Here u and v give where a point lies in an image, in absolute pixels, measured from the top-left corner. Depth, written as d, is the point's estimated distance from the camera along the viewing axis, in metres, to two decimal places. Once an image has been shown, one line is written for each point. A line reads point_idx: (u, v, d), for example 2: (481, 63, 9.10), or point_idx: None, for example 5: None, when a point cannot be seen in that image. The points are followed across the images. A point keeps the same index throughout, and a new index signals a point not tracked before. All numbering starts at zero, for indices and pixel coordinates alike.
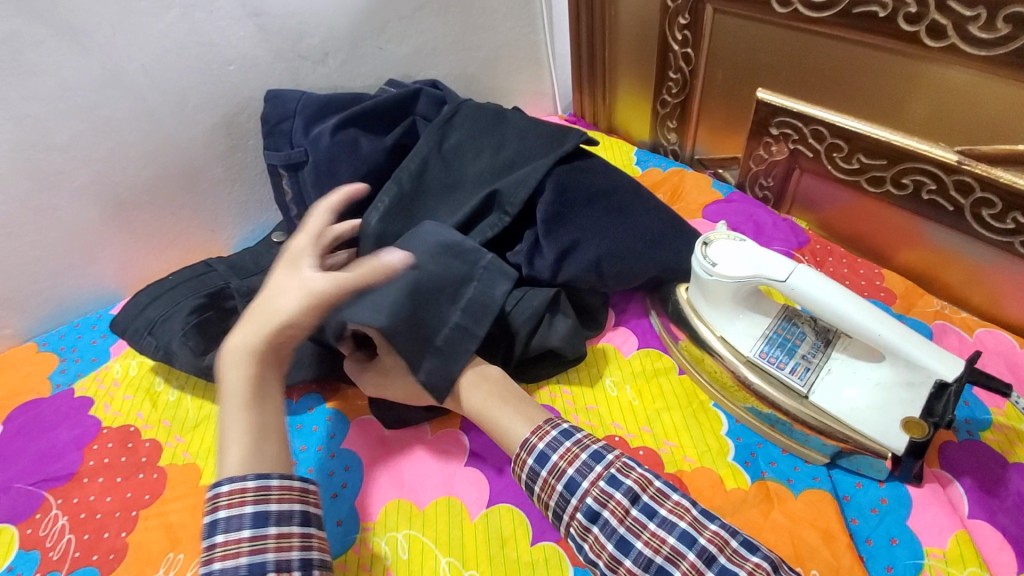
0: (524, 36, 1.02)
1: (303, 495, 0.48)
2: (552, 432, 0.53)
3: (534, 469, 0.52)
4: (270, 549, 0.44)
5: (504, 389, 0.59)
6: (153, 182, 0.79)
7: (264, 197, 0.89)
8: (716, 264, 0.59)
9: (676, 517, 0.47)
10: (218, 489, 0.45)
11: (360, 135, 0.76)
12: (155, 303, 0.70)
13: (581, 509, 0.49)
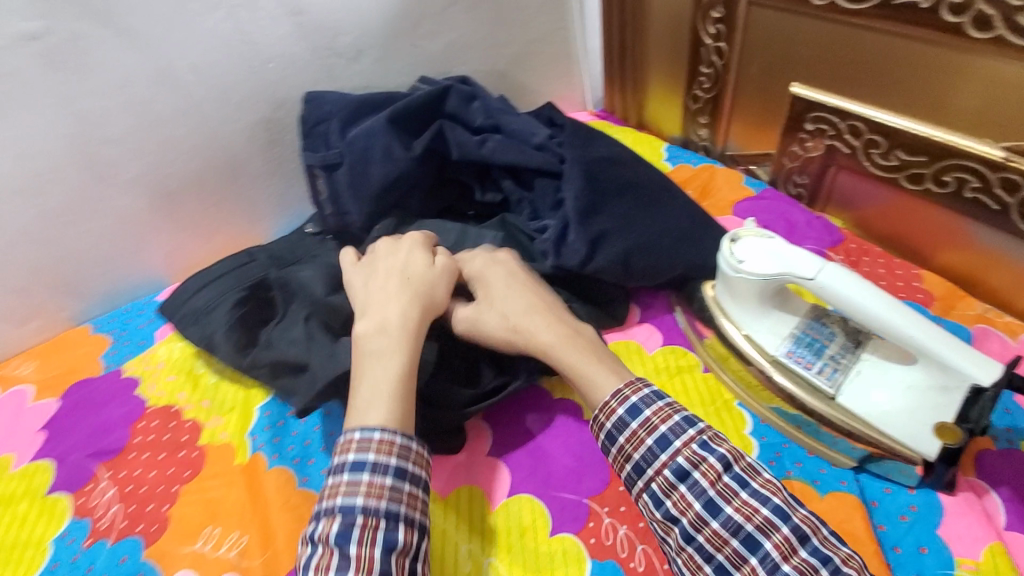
0: (555, 30, 1.02)
1: (362, 444, 0.51)
2: (646, 389, 0.54)
3: (624, 419, 0.52)
4: (383, 496, 0.49)
5: (593, 346, 0.59)
6: (198, 173, 0.83)
7: (301, 190, 0.92)
8: (743, 261, 0.59)
9: (768, 491, 0.47)
10: (369, 436, 0.51)
11: (393, 139, 0.77)
12: (203, 291, 0.74)
13: (670, 467, 0.49)
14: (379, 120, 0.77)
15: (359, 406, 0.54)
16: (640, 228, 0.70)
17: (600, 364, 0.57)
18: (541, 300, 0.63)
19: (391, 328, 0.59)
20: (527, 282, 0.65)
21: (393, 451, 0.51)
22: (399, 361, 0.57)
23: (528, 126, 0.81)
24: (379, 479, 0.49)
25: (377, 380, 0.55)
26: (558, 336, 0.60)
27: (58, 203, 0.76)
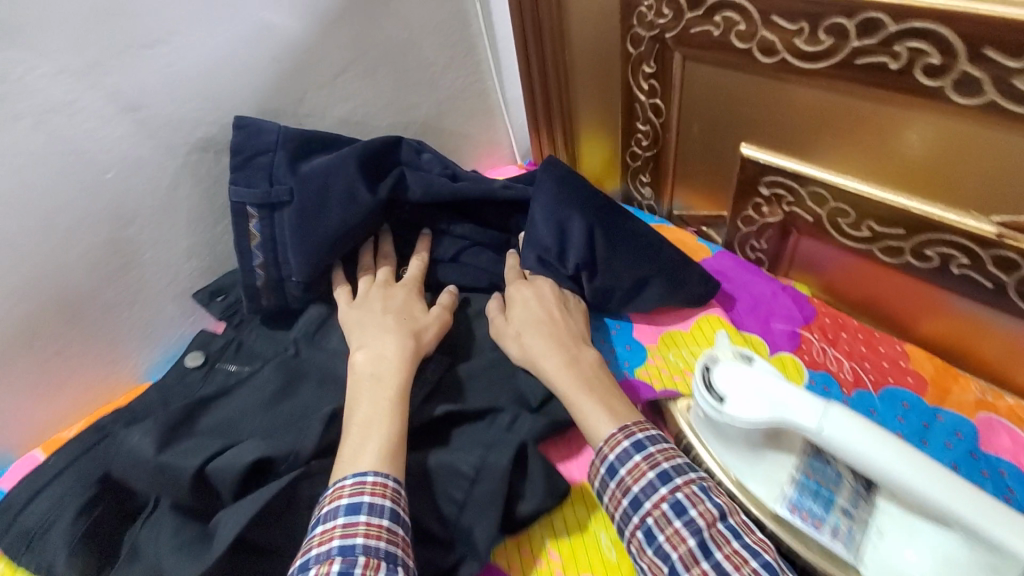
0: (468, 85, 0.89)
1: (355, 489, 0.48)
2: (653, 428, 0.53)
3: (629, 451, 0.50)
4: (360, 533, 0.46)
5: (596, 381, 0.59)
6: (29, 320, 0.64)
7: (178, 310, 0.75)
8: (726, 400, 0.48)
9: (760, 547, 0.45)
10: (356, 515, 0.47)
11: (359, 179, 0.68)
12: (37, 502, 0.59)
13: (667, 500, 0.47)
14: (350, 154, 0.69)
15: (347, 455, 0.52)
16: (580, 259, 0.69)
17: (594, 397, 0.57)
18: (553, 330, 0.63)
19: (389, 359, 0.60)
20: (551, 304, 0.66)
21: (386, 494, 0.49)
22: (389, 402, 0.56)
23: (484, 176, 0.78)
24: (375, 521, 0.47)
25: (371, 412, 0.55)
26: (557, 363, 0.60)
27: None
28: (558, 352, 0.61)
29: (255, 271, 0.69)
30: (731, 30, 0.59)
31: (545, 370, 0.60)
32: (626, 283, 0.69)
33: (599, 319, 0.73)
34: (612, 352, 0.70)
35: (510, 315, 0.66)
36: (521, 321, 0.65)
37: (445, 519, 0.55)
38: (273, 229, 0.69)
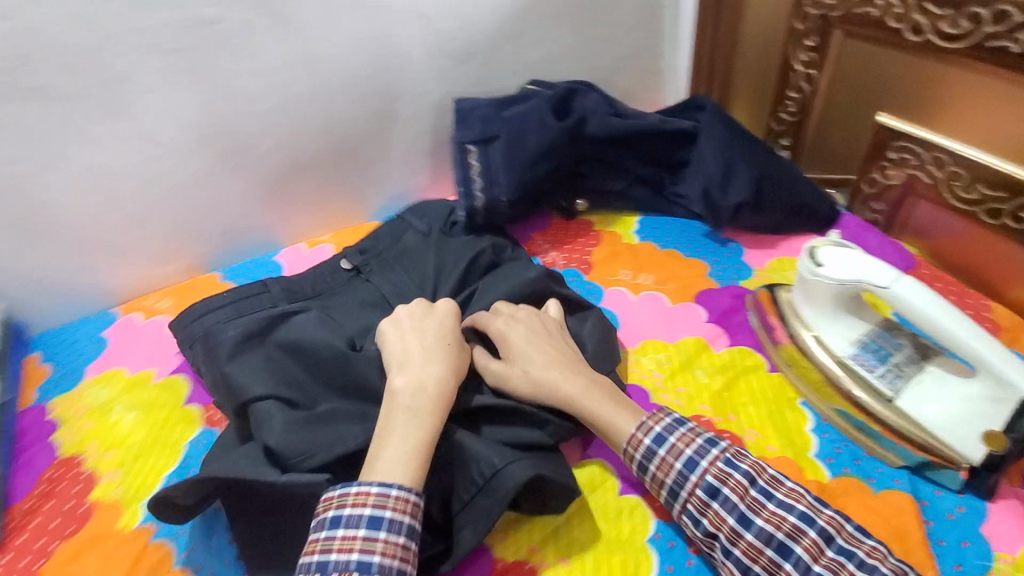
0: (646, 47, 1.05)
1: (379, 500, 0.51)
2: (666, 419, 0.58)
3: (651, 448, 0.57)
4: (377, 551, 0.49)
5: (612, 393, 0.62)
6: (320, 152, 0.89)
7: (402, 176, 0.97)
8: (821, 266, 0.65)
9: (793, 499, 0.52)
10: (388, 490, 0.51)
11: (548, 117, 0.88)
12: (209, 314, 0.73)
13: (701, 485, 0.54)
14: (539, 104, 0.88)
15: (376, 457, 0.54)
16: (742, 193, 0.85)
17: (617, 406, 0.61)
18: (557, 346, 0.65)
19: (428, 389, 0.58)
20: (553, 333, 0.67)
21: (405, 512, 0.51)
22: (422, 424, 0.56)
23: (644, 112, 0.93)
24: (391, 539, 0.50)
25: (404, 429, 0.55)
26: (578, 383, 0.62)
27: (199, 169, 0.82)
28: (571, 369, 0.63)
29: (474, 194, 0.86)
30: (889, 13, 0.76)
31: (558, 390, 0.62)
32: (778, 216, 0.87)
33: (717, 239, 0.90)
34: (719, 269, 0.85)
35: (514, 337, 0.66)
36: (522, 339, 0.65)
37: (450, 505, 0.58)
38: (486, 158, 0.87)
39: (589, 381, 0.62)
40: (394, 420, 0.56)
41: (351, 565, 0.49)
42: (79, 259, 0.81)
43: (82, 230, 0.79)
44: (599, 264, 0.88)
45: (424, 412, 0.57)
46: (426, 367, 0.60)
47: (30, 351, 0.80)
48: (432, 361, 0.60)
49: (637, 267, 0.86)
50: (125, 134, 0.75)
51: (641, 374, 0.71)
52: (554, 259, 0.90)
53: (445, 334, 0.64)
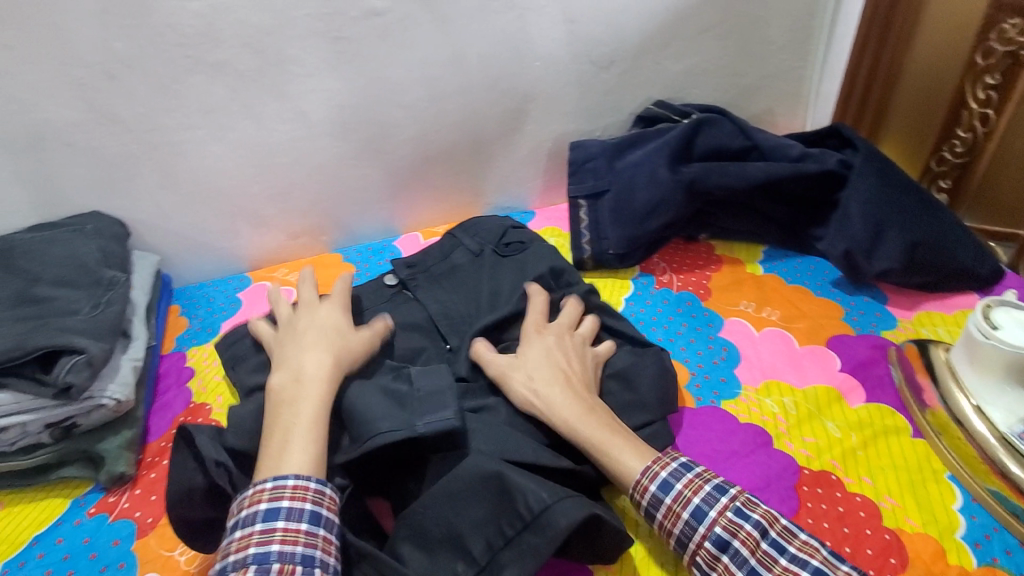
0: (793, 69, 0.99)
1: (273, 493, 0.48)
2: (674, 463, 0.53)
3: (657, 496, 0.52)
4: (275, 540, 0.46)
5: (614, 422, 0.58)
6: (451, 146, 0.90)
7: (523, 177, 0.97)
8: (995, 330, 0.61)
9: (807, 554, 0.48)
10: (284, 482, 0.49)
11: (663, 166, 0.82)
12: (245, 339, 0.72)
13: (709, 538, 0.49)
14: (655, 154, 0.83)
15: (269, 453, 0.51)
16: (889, 261, 0.77)
17: (620, 438, 0.56)
18: (561, 369, 0.62)
19: (300, 384, 0.57)
20: (573, 358, 0.64)
21: (306, 498, 0.49)
22: (313, 408, 0.55)
23: (781, 142, 0.87)
24: (293, 525, 0.47)
25: (295, 418, 0.54)
26: (580, 407, 0.58)
27: (342, 150, 0.85)
28: (570, 393, 0.59)
29: (581, 245, 0.84)
30: None
31: (562, 414, 0.58)
32: (932, 277, 0.78)
33: (855, 285, 0.82)
34: (855, 316, 0.78)
35: (534, 351, 0.64)
36: (524, 362, 0.63)
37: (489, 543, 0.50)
38: (596, 214, 0.84)
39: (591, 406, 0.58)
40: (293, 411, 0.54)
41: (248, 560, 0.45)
42: (226, 224, 0.87)
43: (233, 198, 0.85)
44: (718, 290, 0.83)
45: (313, 421, 0.54)
46: (309, 364, 0.59)
47: (174, 304, 0.87)
48: (310, 355, 0.60)
49: (761, 300, 0.81)
50: (285, 113, 0.80)
51: (763, 417, 0.66)
52: (668, 280, 0.85)
53: (342, 333, 0.64)
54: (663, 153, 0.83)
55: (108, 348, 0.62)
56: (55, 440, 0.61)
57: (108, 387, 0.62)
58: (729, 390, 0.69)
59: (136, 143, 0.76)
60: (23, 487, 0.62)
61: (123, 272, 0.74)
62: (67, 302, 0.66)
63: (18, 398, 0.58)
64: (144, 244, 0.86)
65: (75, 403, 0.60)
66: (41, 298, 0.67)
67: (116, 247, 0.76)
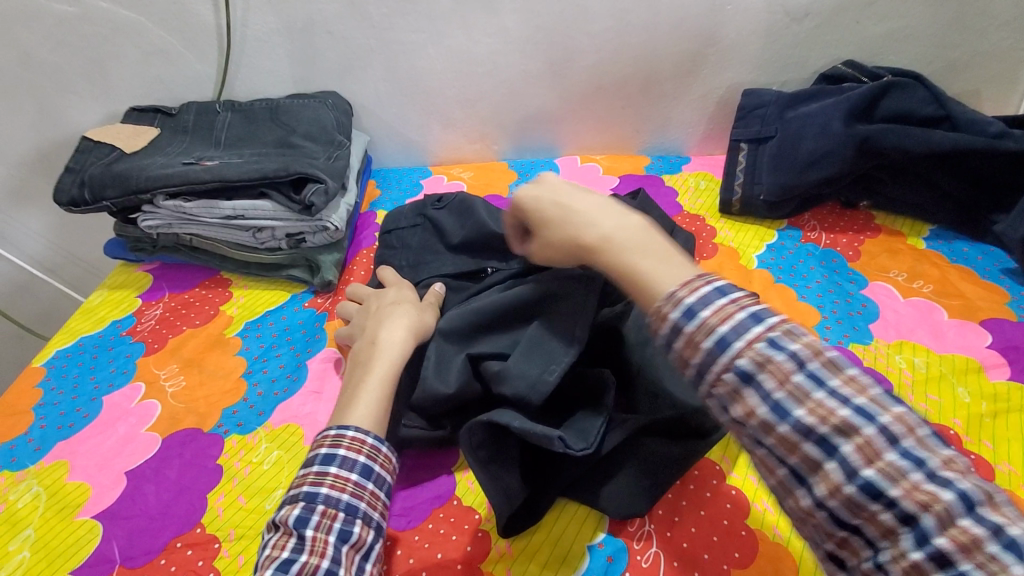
0: (1014, 50, 0.93)
1: (334, 440, 0.51)
2: (704, 285, 0.39)
3: (675, 322, 0.39)
4: (325, 484, 0.48)
5: (639, 238, 0.47)
6: (626, 79, 0.97)
7: (686, 120, 1.02)
8: None
9: (853, 392, 0.34)
10: (344, 431, 0.52)
11: (838, 118, 0.82)
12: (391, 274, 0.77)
13: (729, 370, 0.37)
14: (831, 106, 0.83)
15: (344, 407, 0.54)
16: None
17: (647, 257, 0.45)
18: (569, 206, 0.53)
19: (378, 353, 0.58)
20: (583, 196, 0.53)
21: (362, 450, 0.51)
22: (380, 378, 0.56)
23: (980, 118, 0.82)
24: (345, 474, 0.49)
25: (363, 381, 0.56)
26: (599, 235, 0.49)
27: (529, 68, 0.97)
28: (582, 225, 0.50)
29: (733, 188, 0.87)
30: None
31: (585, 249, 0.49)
32: None
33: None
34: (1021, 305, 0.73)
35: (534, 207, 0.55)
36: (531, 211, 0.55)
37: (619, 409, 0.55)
38: (755, 158, 0.87)
39: (611, 231, 0.49)
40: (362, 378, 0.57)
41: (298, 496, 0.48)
42: (423, 120, 1.04)
43: (434, 97, 1.01)
44: (869, 256, 0.81)
45: (380, 389, 0.55)
46: (385, 336, 0.60)
47: (372, 178, 1.06)
48: (384, 328, 0.61)
49: (915, 272, 0.79)
50: (491, 28, 0.92)
51: (888, 367, 0.67)
52: (816, 236, 0.85)
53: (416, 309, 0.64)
54: (840, 106, 0.83)
55: (338, 186, 0.80)
56: (289, 248, 0.82)
57: (332, 216, 0.80)
58: (859, 337, 0.70)
59: (374, 38, 0.94)
60: (260, 277, 0.84)
61: (349, 138, 0.93)
62: (310, 150, 0.86)
63: (276, 208, 0.78)
64: (360, 126, 1.05)
65: (310, 221, 0.79)
66: (295, 144, 0.87)
67: (346, 120, 0.95)
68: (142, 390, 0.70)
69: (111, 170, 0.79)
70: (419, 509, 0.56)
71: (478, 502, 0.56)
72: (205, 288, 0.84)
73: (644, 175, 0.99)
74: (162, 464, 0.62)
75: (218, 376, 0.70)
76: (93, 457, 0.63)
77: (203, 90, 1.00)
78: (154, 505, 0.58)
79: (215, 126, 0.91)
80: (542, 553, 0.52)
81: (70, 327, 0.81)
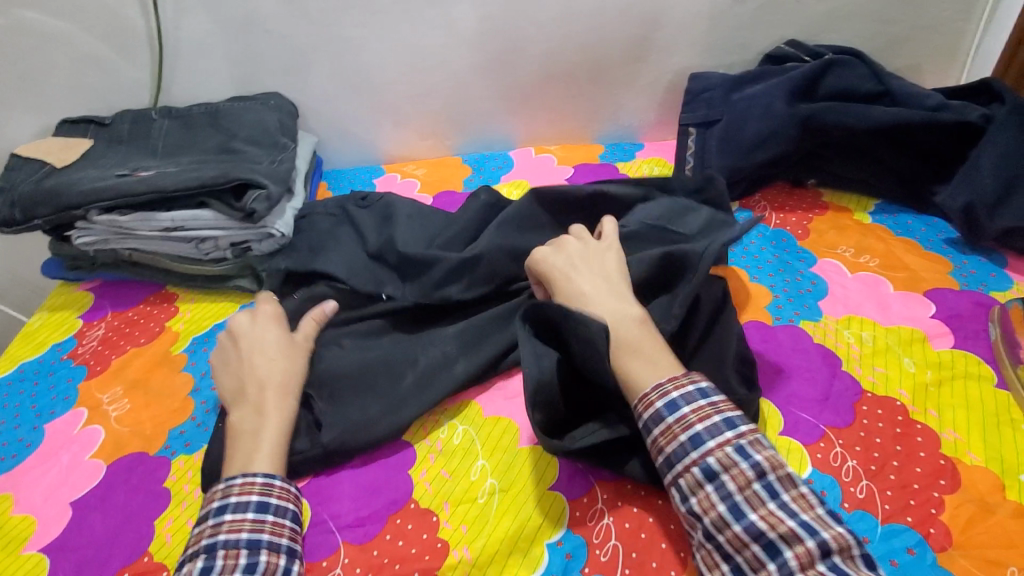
0: (952, 21, 0.95)
1: (224, 491, 0.50)
2: (690, 386, 0.50)
3: (660, 413, 0.49)
4: (222, 531, 0.48)
5: (646, 337, 0.54)
6: (575, 67, 0.96)
7: (638, 106, 1.02)
8: None
9: (799, 506, 0.45)
10: (235, 480, 0.51)
11: (782, 98, 0.83)
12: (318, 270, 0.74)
13: (698, 465, 0.47)
14: (775, 86, 0.84)
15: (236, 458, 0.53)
16: (1010, 221, 0.75)
17: (644, 360, 0.52)
18: (589, 283, 0.58)
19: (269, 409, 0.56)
20: (612, 274, 0.59)
21: (253, 492, 0.50)
22: (276, 435, 0.55)
23: (919, 91, 0.84)
24: (240, 516, 0.49)
25: (257, 434, 0.55)
26: (625, 315, 0.55)
27: (477, 60, 0.95)
28: (590, 304, 0.56)
29: (683, 172, 0.87)
30: None
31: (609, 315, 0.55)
32: None
33: (967, 248, 0.79)
34: (965, 275, 0.75)
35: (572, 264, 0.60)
36: (555, 268, 0.60)
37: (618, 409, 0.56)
38: (704, 142, 0.87)
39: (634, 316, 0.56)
40: (278, 405, 0.57)
41: (198, 551, 0.47)
42: (372, 118, 1.01)
43: (382, 95, 0.98)
44: (818, 233, 0.82)
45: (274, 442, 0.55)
46: (277, 389, 0.58)
47: (323, 180, 1.03)
48: (274, 379, 0.59)
49: (862, 247, 0.80)
50: (435, 21, 0.90)
51: (837, 343, 0.68)
52: (767, 217, 0.85)
53: (294, 352, 0.62)
54: (783, 86, 0.83)
55: (282, 191, 0.77)
56: (235, 258, 0.80)
57: (277, 222, 0.78)
58: (810, 314, 0.71)
59: (314, 35, 0.91)
60: (207, 290, 0.82)
61: (294, 141, 0.90)
62: (251, 155, 0.83)
63: (217, 217, 0.76)
64: (308, 127, 1.02)
65: (254, 228, 0.76)
66: (236, 149, 0.84)
67: (290, 122, 0.93)
68: (85, 416, 0.67)
69: (40, 186, 0.76)
70: (375, 518, 0.55)
71: (436, 505, 0.55)
72: (150, 304, 0.81)
73: (598, 164, 0.98)
74: (107, 492, 0.59)
75: (164, 396, 0.68)
76: (36, 489, 0.61)
77: (138, 96, 0.96)
78: (100, 535, 0.56)
79: (152, 134, 0.88)
80: (501, 552, 0.52)
81: (8, 353, 0.78)
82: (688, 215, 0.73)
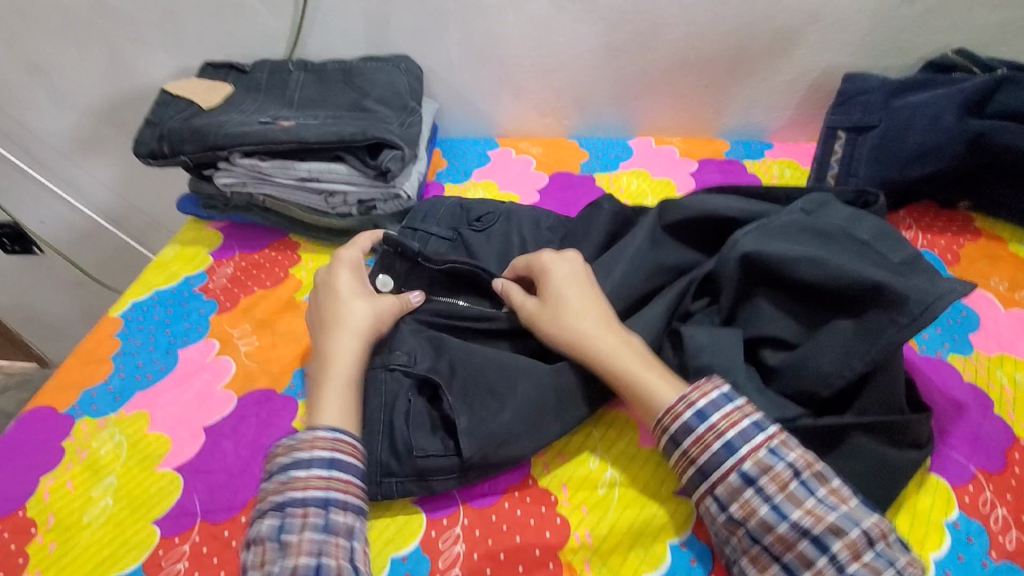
0: None
1: (288, 447, 0.51)
2: (714, 391, 0.50)
3: (689, 423, 0.50)
4: (289, 490, 0.49)
5: (643, 357, 0.55)
6: (713, 55, 0.92)
7: (772, 104, 0.97)
8: None
9: (837, 500, 0.46)
10: (294, 436, 0.52)
11: (949, 111, 0.77)
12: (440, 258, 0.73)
13: (735, 471, 0.47)
14: (942, 97, 0.77)
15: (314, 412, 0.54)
16: None
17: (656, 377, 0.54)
18: (582, 302, 0.59)
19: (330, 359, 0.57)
20: (583, 284, 0.61)
21: (319, 448, 0.50)
22: (343, 387, 0.55)
23: None
24: (306, 474, 0.49)
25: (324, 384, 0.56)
26: (611, 339, 0.56)
27: (613, 41, 0.92)
28: (592, 326, 0.57)
29: (825, 178, 0.83)
30: None
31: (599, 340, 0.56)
32: None
33: None
34: None
35: (553, 279, 0.61)
36: (547, 283, 0.61)
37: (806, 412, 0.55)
38: (853, 149, 0.82)
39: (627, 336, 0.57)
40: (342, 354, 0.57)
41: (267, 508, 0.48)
42: (493, 89, 1.01)
43: (508, 67, 0.97)
44: (967, 260, 0.76)
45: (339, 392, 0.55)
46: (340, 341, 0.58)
47: (437, 147, 1.04)
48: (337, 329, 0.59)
49: (1016, 282, 0.73)
50: None
51: (989, 382, 0.63)
52: (911, 237, 0.79)
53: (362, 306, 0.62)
54: (952, 97, 0.77)
55: (414, 154, 0.78)
56: (359, 214, 0.81)
57: (405, 183, 0.79)
58: (958, 347, 0.66)
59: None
60: (329, 242, 0.84)
61: (420, 105, 0.90)
62: (383, 115, 0.84)
63: (350, 172, 0.77)
64: (429, 92, 1.02)
65: (383, 188, 0.78)
66: (369, 108, 0.85)
67: (417, 86, 0.93)
68: (217, 347, 0.71)
69: (189, 124, 0.79)
70: (493, 487, 0.56)
71: (554, 486, 0.55)
72: (274, 250, 0.84)
73: (723, 160, 0.94)
74: (239, 422, 0.62)
75: (290, 339, 0.71)
76: (171, 411, 0.64)
77: (275, 47, 0.99)
78: (232, 462, 0.59)
79: (289, 85, 0.90)
80: (622, 549, 0.51)
81: (143, 278, 0.82)
82: (904, 239, 0.59)
